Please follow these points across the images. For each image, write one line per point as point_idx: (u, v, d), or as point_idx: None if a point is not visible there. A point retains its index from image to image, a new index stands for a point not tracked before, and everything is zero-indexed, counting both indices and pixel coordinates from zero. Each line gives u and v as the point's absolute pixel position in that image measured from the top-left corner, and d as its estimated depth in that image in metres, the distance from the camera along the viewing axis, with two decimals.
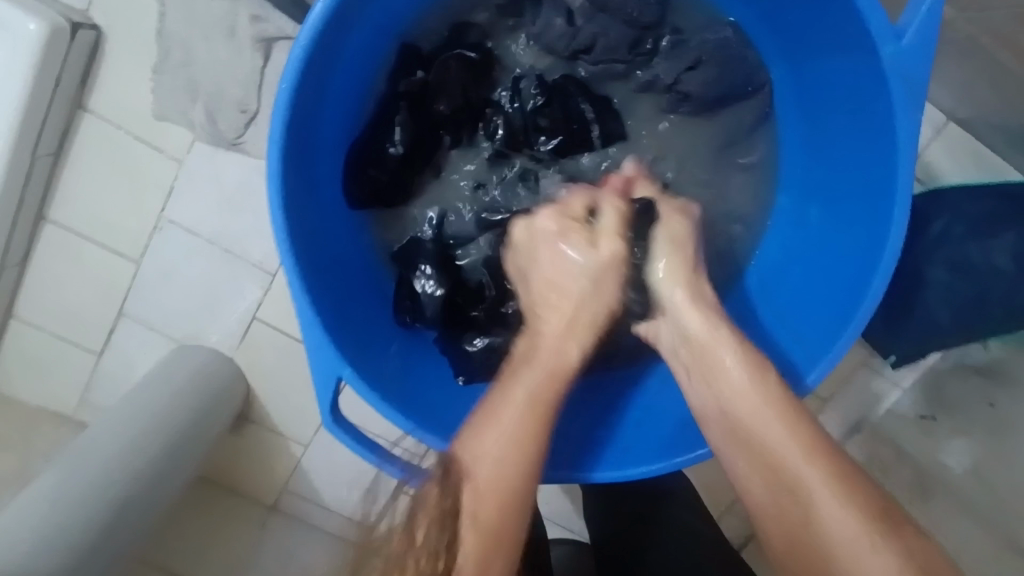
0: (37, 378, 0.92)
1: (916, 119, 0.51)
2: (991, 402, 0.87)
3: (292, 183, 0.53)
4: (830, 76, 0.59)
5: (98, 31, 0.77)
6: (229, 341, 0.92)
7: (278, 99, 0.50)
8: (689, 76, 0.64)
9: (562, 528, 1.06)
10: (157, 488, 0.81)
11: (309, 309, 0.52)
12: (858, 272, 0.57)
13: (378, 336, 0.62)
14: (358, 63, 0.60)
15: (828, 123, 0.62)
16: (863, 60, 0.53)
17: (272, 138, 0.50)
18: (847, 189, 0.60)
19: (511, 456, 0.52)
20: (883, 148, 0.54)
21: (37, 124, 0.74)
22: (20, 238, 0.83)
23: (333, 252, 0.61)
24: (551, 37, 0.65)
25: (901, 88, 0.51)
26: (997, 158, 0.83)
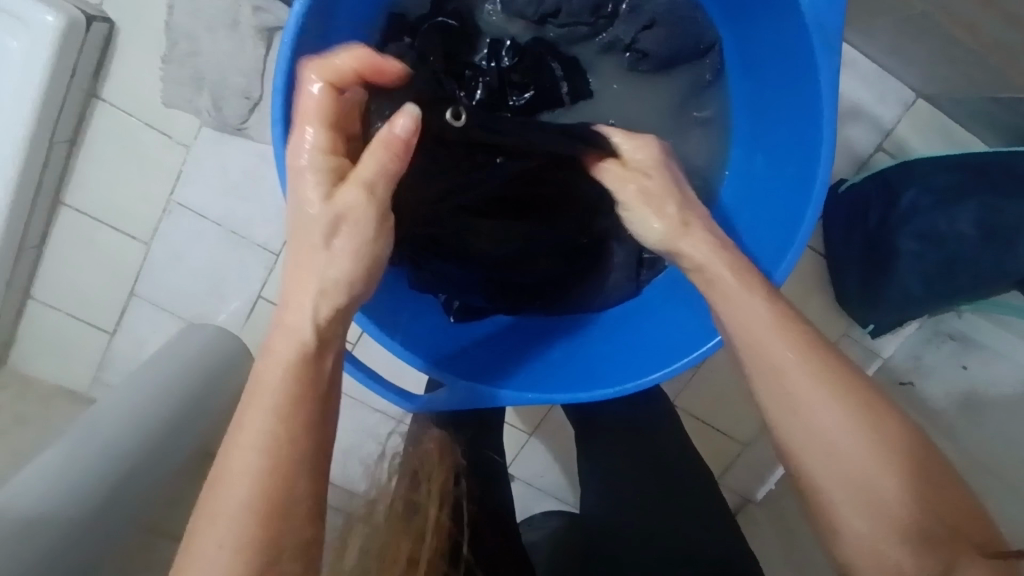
0: (55, 357, 0.97)
1: (836, 62, 0.54)
2: (964, 364, 0.89)
3: (291, 137, 0.57)
4: (766, 35, 0.62)
5: (110, 24, 0.82)
6: (235, 320, 0.97)
7: (281, 51, 0.53)
8: (646, 36, 0.67)
9: (557, 500, 1.11)
10: (161, 456, 0.85)
11: None
12: (796, 206, 0.60)
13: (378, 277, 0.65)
14: (348, 25, 0.63)
15: (765, 75, 0.64)
16: (788, 17, 0.56)
17: (277, 85, 0.53)
18: (784, 136, 0.63)
19: (281, 433, 0.41)
20: (810, 97, 0.57)
21: (53, 113, 0.79)
22: (39, 222, 0.88)
23: None
24: (519, 4, 0.67)
25: (818, 34, 0.54)
26: (964, 132, 0.89)
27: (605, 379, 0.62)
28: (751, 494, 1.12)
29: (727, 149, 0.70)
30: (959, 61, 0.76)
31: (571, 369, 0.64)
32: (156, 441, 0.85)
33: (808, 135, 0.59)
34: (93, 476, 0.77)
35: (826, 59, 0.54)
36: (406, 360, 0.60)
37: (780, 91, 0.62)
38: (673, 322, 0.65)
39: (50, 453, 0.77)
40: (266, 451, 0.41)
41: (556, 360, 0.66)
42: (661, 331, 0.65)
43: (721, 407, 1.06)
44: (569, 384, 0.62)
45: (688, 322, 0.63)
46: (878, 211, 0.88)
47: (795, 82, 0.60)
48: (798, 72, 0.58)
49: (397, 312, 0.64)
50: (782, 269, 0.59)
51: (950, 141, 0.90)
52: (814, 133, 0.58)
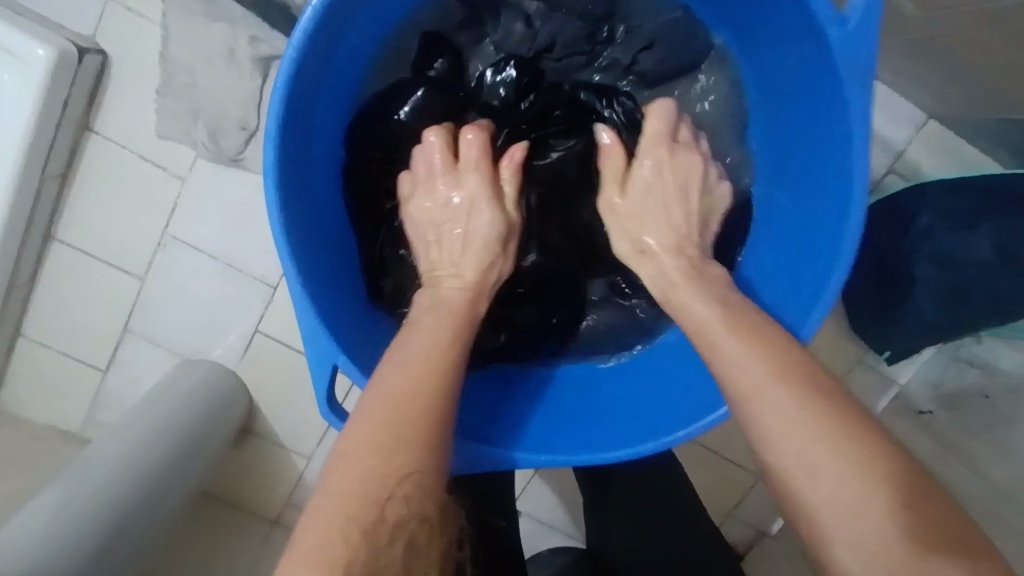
0: (45, 396, 0.94)
1: (867, 100, 0.52)
2: (986, 394, 0.86)
3: (290, 188, 0.55)
4: (787, 70, 0.60)
5: (104, 56, 0.80)
6: (232, 354, 0.93)
7: (272, 100, 0.52)
8: (646, 56, 0.67)
9: (566, 536, 1.07)
10: (161, 496, 0.82)
11: (305, 301, 0.53)
12: (825, 246, 0.57)
13: (374, 331, 0.63)
14: (352, 73, 0.63)
15: (786, 120, 0.62)
16: (812, 50, 0.54)
17: (269, 135, 0.53)
18: (811, 179, 0.60)
19: (390, 407, 0.45)
20: (836, 131, 0.55)
21: (44, 147, 0.77)
22: (29, 257, 0.85)
23: (330, 254, 0.62)
24: (512, 43, 0.67)
25: (846, 68, 0.52)
26: (977, 152, 0.87)
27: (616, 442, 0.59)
28: (765, 527, 1.07)
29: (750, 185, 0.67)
30: (971, 83, 0.74)
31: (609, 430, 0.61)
32: (156, 481, 0.82)
33: (832, 178, 0.56)
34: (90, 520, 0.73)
35: (858, 94, 0.52)
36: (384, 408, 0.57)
37: (802, 135, 0.60)
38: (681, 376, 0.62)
39: (41, 500, 0.73)
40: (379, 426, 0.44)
41: (560, 418, 0.63)
42: (689, 377, 0.62)
43: (731, 435, 1.02)
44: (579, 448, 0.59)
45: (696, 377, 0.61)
46: (892, 236, 0.86)
47: (821, 125, 0.57)
48: (824, 112, 0.56)
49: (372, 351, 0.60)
50: (809, 325, 0.55)
51: (963, 163, 0.88)
52: (841, 170, 0.55)
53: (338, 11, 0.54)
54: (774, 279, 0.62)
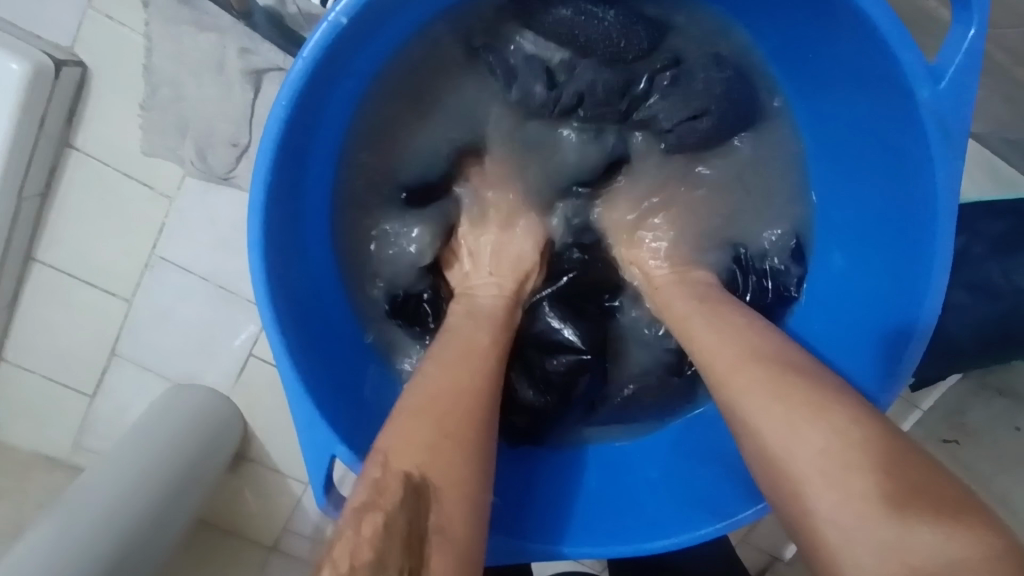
0: (29, 422, 0.89)
1: (956, 166, 0.49)
2: (1017, 426, 0.83)
3: (276, 255, 0.51)
4: (858, 115, 0.57)
5: (83, 67, 0.75)
6: (225, 379, 0.89)
7: (257, 163, 0.47)
8: (689, 121, 0.64)
9: (571, 561, 1.03)
10: (158, 531, 0.78)
11: (297, 382, 0.50)
12: (903, 302, 0.54)
13: (367, 396, 0.60)
14: (336, 115, 0.58)
15: (851, 165, 0.60)
16: (897, 102, 0.51)
17: (255, 204, 0.48)
18: (883, 228, 0.58)
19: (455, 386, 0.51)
20: (917, 186, 0.52)
21: (22, 167, 0.72)
22: (9, 280, 0.81)
23: (318, 315, 0.59)
24: (535, 106, 0.65)
25: (935, 129, 0.48)
26: (1011, 171, 0.81)
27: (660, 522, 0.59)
28: (777, 552, 1.04)
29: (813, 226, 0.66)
30: None
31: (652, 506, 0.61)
32: (150, 516, 0.78)
33: (911, 232, 0.54)
34: (81, 564, 0.69)
35: (947, 155, 0.49)
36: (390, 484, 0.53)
37: (873, 179, 0.58)
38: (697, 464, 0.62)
39: (30, 543, 0.69)
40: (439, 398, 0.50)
41: (596, 496, 0.64)
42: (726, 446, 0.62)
43: None
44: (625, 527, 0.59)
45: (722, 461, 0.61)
46: None
47: (897, 171, 0.55)
48: (906, 165, 0.53)
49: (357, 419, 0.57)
50: (887, 392, 0.53)
51: (999, 182, 0.81)
52: (923, 227, 0.52)
53: (331, 60, 0.49)
54: (840, 325, 0.61)
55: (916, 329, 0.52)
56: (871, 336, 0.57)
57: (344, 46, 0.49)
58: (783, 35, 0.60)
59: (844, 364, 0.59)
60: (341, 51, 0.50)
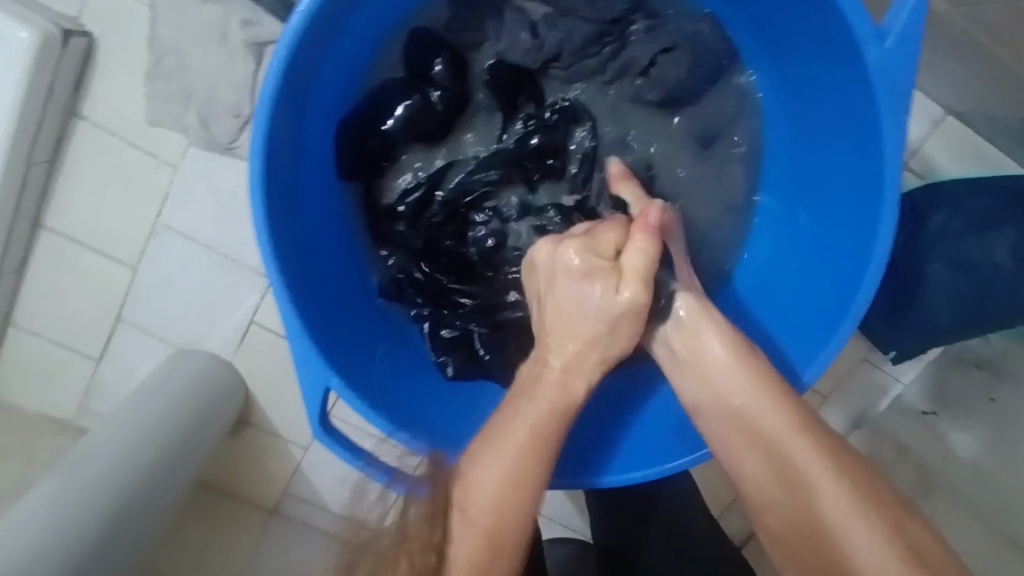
0: (37, 385, 0.92)
1: (902, 123, 0.52)
2: (991, 397, 0.86)
3: (276, 200, 0.53)
4: (816, 78, 0.59)
5: (89, 37, 0.77)
6: (227, 346, 0.92)
7: (258, 111, 0.49)
8: (665, 60, 0.64)
9: (563, 527, 1.07)
10: (159, 487, 0.81)
11: (296, 320, 0.53)
12: (854, 258, 0.57)
13: (364, 341, 0.62)
14: (340, 73, 0.60)
15: (814, 130, 0.62)
16: (848, 63, 0.53)
17: (255, 150, 0.50)
18: (838, 187, 0.60)
19: (511, 496, 0.51)
20: (870, 142, 0.55)
21: (30, 135, 0.74)
22: (18, 245, 0.83)
23: (320, 265, 0.61)
24: (517, 54, 0.65)
25: (884, 85, 0.51)
26: (996, 150, 0.84)
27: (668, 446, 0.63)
28: None
29: (762, 196, 0.68)
30: (996, 79, 0.72)
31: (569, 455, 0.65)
32: (153, 473, 0.81)
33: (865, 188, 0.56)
34: (88, 513, 0.72)
35: (893, 112, 0.51)
36: (397, 437, 0.56)
37: (833, 139, 0.60)
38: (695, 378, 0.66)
39: (37, 493, 0.72)
40: (509, 488, 0.51)
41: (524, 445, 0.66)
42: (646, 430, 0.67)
43: None
44: (635, 459, 0.64)
45: (808, 323, 0.61)
46: (906, 236, 0.84)
47: (851, 128, 0.57)
48: (860, 124, 0.55)
49: (379, 379, 0.60)
50: (842, 335, 0.55)
51: (982, 161, 0.85)
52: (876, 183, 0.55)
53: (327, 15, 0.51)
54: (795, 279, 0.64)
55: (866, 280, 0.55)
56: (823, 290, 0.60)
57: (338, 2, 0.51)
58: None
59: (821, 300, 0.60)
60: (336, 8, 0.52)
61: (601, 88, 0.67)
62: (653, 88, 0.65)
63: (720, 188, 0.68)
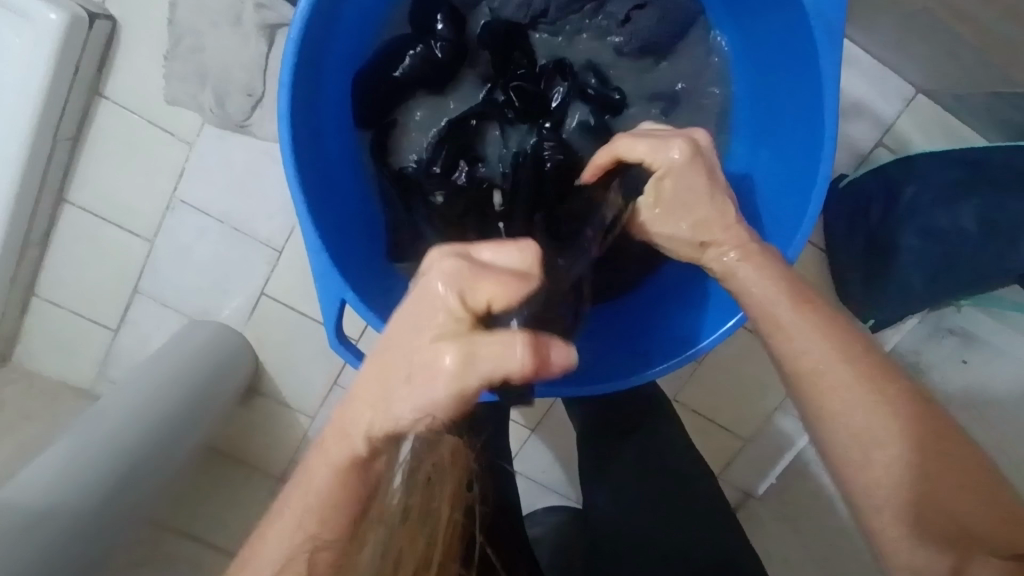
0: (58, 355, 0.97)
1: (836, 59, 0.55)
2: (964, 359, 0.91)
3: (301, 131, 0.58)
4: (768, 26, 0.63)
5: (113, 20, 0.82)
6: (238, 316, 0.97)
7: (288, 46, 0.54)
8: (638, 15, 0.69)
9: (559, 495, 1.11)
10: (169, 447, 0.86)
11: (315, 236, 0.57)
12: (799, 189, 0.60)
13: (378, 269, 0.66)
14: (359, 27, 0.65)
15: (765, 66, 0.66)
16: (790, 9, 0.58)
17: (284, 82, 0.55)
18: (787, 127, 0.63)
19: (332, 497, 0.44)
20: (810, 80, 0.58)
21: (57, 111, 0.79)
22: (42, 219, 0.88)
23: (341, 198, 0.66)
24: (509, 10, 0.71)
25: (820, 25, 0.55)
26: (963, 126, 0.90)
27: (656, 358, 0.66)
28: (752, 489, 1.12)
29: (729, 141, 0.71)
30: (959, 56, 0.77)
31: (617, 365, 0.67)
32: (163, 433, 0.85)
33: (809, 124, 0.60)
34: (102, 468, 0.76)
35: (828, 52, 0.56)
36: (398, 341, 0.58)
37: (783, 80, 0.63)
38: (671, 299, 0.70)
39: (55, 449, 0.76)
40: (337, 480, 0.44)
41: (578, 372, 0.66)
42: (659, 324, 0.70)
43: (722, 404, 1.05)
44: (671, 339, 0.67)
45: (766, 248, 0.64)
46: (879, 208, 0.89)
47: (795, 67, 0.61)
48: (801, 61, 0.59)
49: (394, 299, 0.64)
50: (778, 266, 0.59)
51: (949, 136, 0.90)
52: (817, 119, 0.58)
53: None
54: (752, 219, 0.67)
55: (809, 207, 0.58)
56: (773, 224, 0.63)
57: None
58: None
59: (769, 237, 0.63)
60: None
61: (586, 44, 0.73)
62: (629, 43, 0.70)
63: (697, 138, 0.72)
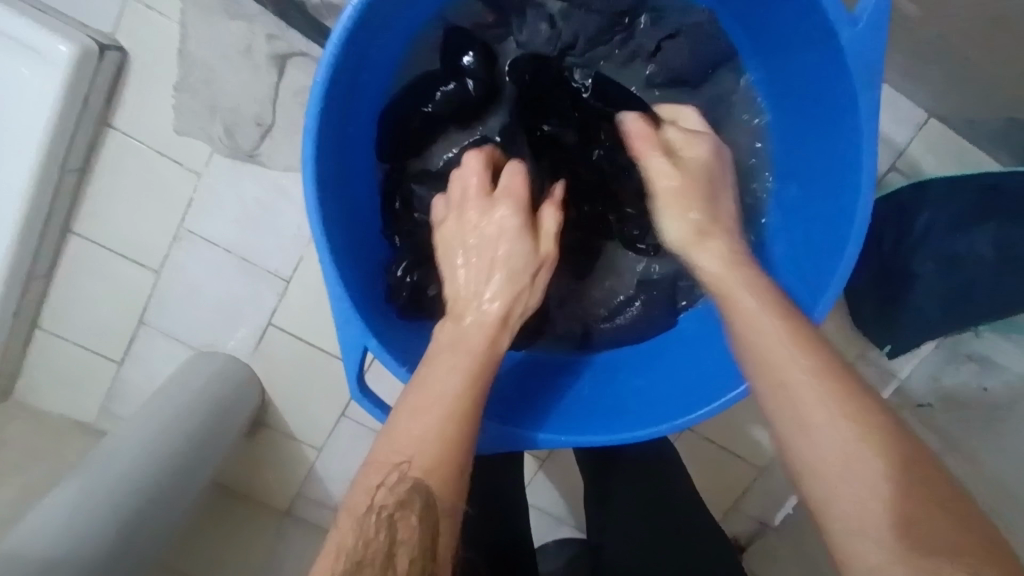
0: (59, 389, 0.95)
1: (874, 99, 0.55)
2: (984, 387, 0.88)
3: (324, 173, 0.57)
4: (800, 65, 0.63)
5: (122, 52, 0.81)
6: (245, 348, 0.95)
7: (313, 91, 0.53)
8: (669, 45, 0.69)
9: (572, 528, 1.09)
10: (177, 485, 0.83)
11: (339, 285, 0.56)
12: (838, 229, 0.60)
13: (390, 308, 0.65)
14: (380, 66, 0.64)
15: (799, 105, 0.66)
16: (824, 48, 0.58)
17: (308, 127, 0.54)
18: (820, 165, 0.63)
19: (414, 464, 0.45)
20: (847, 120, 0.58)
21: (65, 143, 0.79)
22: (48, 251, 0.87)
23: (358, 239, 0.65)
24: (538, 42, 0.70)
25: (856, 62, 0.55)
26: (976, 151, 0.89)
27: (651, 407, 0.65)
28: (768, 519, 1.09)
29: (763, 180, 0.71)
30: (971, 82, 0.77)
31: (633, 412, 0.64)
32: (171, 470, 0.83)
33: (846, 165, 0.59)
34: (109, 514, 0.74)
35: (865, 93, 0.55)
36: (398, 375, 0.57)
37: (818, 117, 0.63)
38: (674, 358, 0.69)
39: (60, 493, 0.74)
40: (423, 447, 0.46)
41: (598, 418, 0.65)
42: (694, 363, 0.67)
43: (736, 433, 1.03)
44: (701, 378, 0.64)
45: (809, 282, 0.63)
46: (894, 234, 0.88)
47: (829, 106, 0.61)
48: (836, 101, 0.59)
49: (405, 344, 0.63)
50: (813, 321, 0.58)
51: (962, 161, 0.90)
52: (854, 160, 0.58)
53: (374, 11, 0.55)
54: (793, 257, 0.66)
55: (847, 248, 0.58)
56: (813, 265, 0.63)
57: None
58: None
59: (813, 277, 0.63)
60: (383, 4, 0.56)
61: (615, 70, 0.72)
62: (654, 71, 0.71)
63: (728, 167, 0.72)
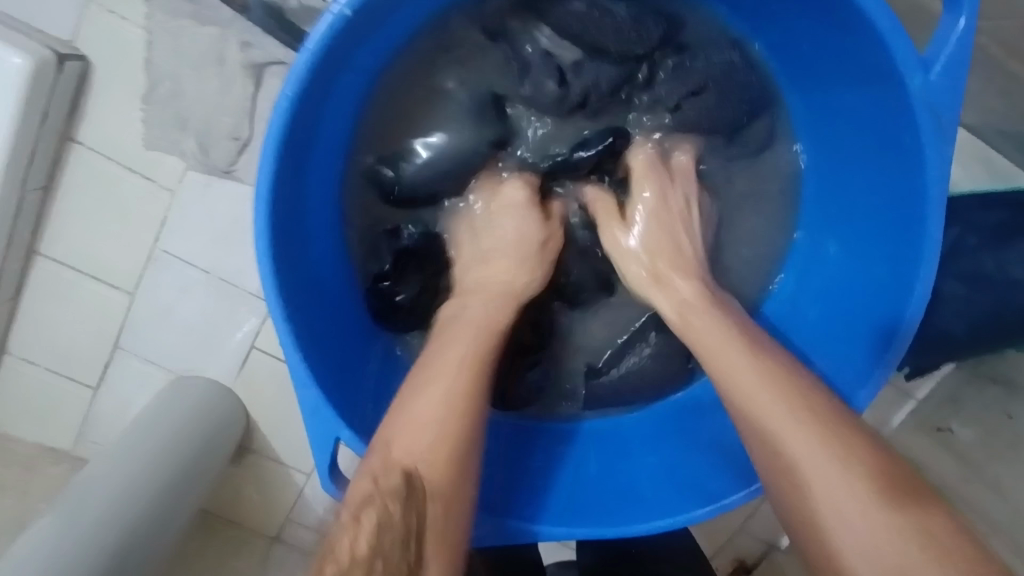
0: (30, 416, 0.90)
1: (943, 156, 0.52)
2: (1010, 414, 0.82)
3: (282, 236, 0.53)
4: (855, 108, 0.59)
5: (84, 61, 0.75)
6: (226, 372, 0.90)
7: (263, 151, 0.49)
8: (690, 101, 0.65)
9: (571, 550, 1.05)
10: (162, 520, 0.79)
11: (299, 362, 0.52)
12: (897, 290, 0.57)
13: (360, 369, 0.62)
14: (346, 108, 0.59)
15: (847, 151, 0.62)
16: (889, 96, 0.54)
17: (260, 191, 0.50)
18: (873, 218, 0.60)
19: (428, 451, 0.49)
20: (910, 175, 0.55)
21: (25, 162, 0.73)
22: (12, 273, 0.81)
23: (327, 297, 0.61)
24: (544, 100, 0.64)
25: (925, 116, 0.51)
26: (1009, 164, 0.82)
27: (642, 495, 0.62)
28: (776, 540, 1.05)
29: (793, 230, 0.68)
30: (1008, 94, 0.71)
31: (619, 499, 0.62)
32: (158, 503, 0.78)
33: (907, 222, 0.56)
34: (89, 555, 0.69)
35: (937, 149, 0.52)
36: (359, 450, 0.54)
37: (870, 167, 0.60)
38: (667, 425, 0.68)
39: (36, 533, 0.69)
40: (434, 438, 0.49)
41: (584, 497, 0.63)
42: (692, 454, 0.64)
43: None
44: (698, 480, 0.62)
45: (853, 341, 0.61)
46: None
47: (887, 155, 0.57)
48: (899, 151, 0.55)
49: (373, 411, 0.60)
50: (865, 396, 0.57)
51: (994, 174, 0.82)
52: (916, 218, 0.55)
53: (333, 56, 0.50)
54: (827, 313, 0.64)
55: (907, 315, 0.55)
56: (857, 326, 0.61)
57: (344, 43, 0.51)
58: (784, 33, 0.61)
59: (856, 343, 0.61)
60: (342, 48, 0.51)
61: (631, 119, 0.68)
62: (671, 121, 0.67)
63: (749, 202, 0.69)
